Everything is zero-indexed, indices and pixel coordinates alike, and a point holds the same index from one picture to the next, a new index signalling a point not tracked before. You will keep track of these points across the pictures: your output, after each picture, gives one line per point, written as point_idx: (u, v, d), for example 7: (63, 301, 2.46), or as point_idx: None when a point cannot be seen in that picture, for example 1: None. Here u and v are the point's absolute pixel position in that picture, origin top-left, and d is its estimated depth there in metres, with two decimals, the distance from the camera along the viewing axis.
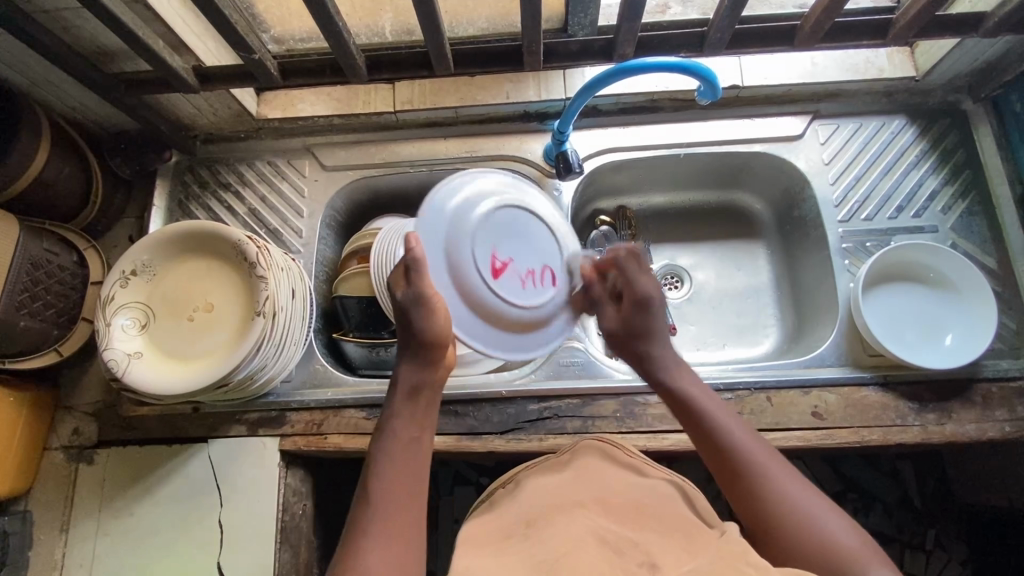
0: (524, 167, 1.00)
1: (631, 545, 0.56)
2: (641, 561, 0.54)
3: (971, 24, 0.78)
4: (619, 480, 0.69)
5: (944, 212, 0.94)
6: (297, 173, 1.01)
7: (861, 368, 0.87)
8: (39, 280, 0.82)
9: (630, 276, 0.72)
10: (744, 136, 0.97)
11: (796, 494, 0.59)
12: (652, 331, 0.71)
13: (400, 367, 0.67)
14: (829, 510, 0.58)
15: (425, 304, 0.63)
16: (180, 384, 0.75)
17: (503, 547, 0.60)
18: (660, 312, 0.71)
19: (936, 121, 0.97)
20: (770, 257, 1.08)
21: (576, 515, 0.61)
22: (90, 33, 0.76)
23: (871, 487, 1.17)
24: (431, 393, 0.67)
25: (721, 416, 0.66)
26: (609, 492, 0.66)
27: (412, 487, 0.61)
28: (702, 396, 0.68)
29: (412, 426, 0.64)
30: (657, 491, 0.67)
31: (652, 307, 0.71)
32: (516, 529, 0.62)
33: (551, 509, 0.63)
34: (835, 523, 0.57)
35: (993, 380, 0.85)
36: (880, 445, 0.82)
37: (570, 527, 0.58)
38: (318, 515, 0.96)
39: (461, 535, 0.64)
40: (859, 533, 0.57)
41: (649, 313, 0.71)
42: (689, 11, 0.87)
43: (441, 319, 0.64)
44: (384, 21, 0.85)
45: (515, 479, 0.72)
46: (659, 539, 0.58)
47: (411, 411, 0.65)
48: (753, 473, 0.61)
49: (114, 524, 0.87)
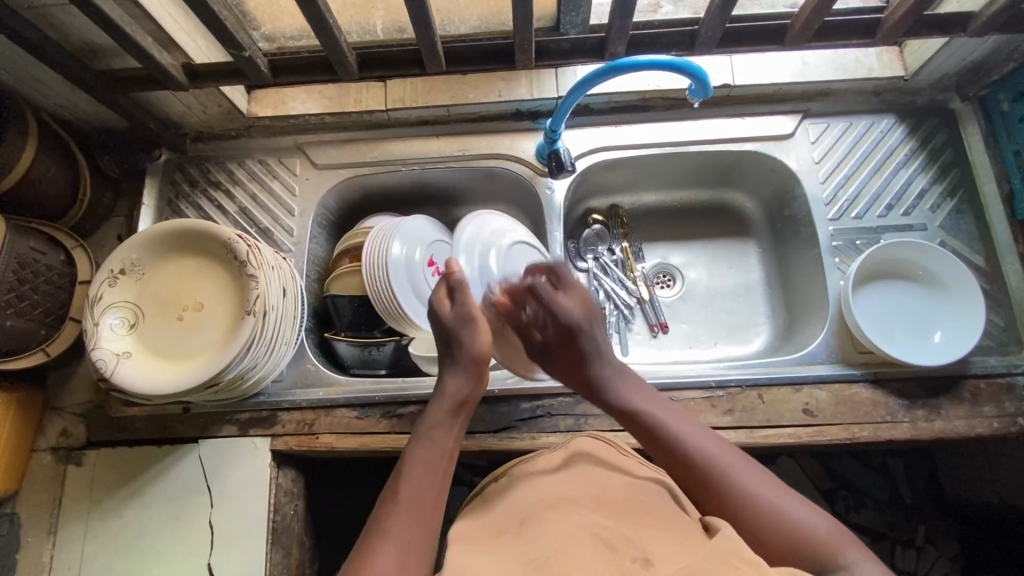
0: (516, 166, 1.00)
1: (626, 542, 0.56)
2: (635, 556, 0.54)
3: (959, 23, 0.79)
4: (611, 479, 0.69)
5: (933, 210, 0.94)
6: (288, 172, 1.01)
7: (851, 365, 0.87)
8: (25, 279, 0.81)
9: (547, 300, 0.80)
10: (735, 134, 0.98)
11: (760, 489, 0.62)
12: (591, 353, 0.77)
13: (448, 379, 0.72)
14: (792, 496, 0.62)
15: (472, 324, 0.73)
16: (169, 384, 0.75)
17: (492, 547, 0.60)
18: (588, 333, 0.78)
19: (925, 120, 0.97)
20: (761, 255, 1.08)
21: (571, 513, 0.60)
22: (77, 29, 0.75)
23: (861, 484, 1.18)
24: (464, 406, 0.72)
25: (669, 422, 0.70)
26: (602, 490, 0.66)
27: (435, 498, 0.63)
28: (645, 404, 0.73)
29: (444, 438, 0.68)
30: (650, 489, 0.67)
31: (580, 333, 0.77)
32: (509, 525, 0.63)
33: (542, 507, 0.63)
34: (799, 510, 0.61)
35: (981, 377, 0.85)
36: (871, 441, 0.83)
37: (561, 525, 0.58)
38: (310, 515, 0.95)
39: (454, 532, 0.65)
40: (824, 516, 0.61)
41: (580, 338, 0.77)
42: (681, 9, 0.87)
43: (485, 337, 0.74)
44: (375, 19, 0.85)
45: (511, 472, 0.72)
46: (653, 534, 0.58)
47: (449, 424, 0.70)
48: (716, 474, 0.64)
49: (103, 526, 0.86)
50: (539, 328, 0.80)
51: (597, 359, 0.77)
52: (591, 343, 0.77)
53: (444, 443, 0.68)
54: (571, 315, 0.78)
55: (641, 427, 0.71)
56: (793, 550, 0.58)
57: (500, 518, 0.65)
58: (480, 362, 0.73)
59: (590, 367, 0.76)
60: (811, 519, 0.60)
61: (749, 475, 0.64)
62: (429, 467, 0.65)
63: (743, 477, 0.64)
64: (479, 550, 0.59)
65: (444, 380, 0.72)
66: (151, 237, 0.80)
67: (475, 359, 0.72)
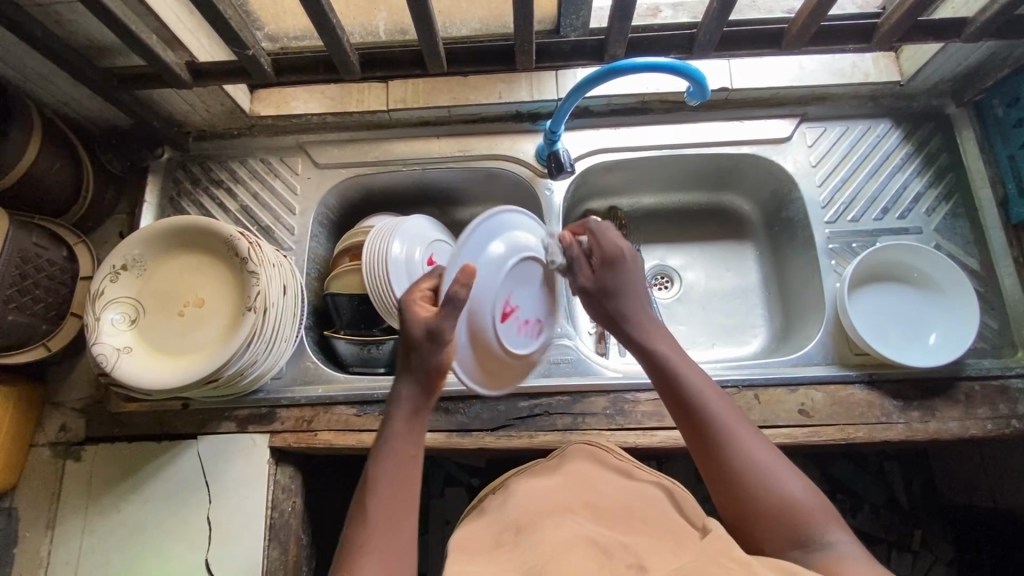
0: (516, 166, 1.01)
1: (621, 548, 0.57)
2: (630, 563, 0.55)
3: (954, 29, 0.80)
4: (607, 485, 0.69)
5: (928, 213, 0.95)
6: (289, 171, 1.02)
7: (846, 366, 0.88)
8: (28, 274, 0.81)
9: (600, 237, 0.75)
10: (733, 137, 0.99)
11: (757, 455, 0.61)
12: (622, 288, 0.73)
13: (395, 392, 0.65)
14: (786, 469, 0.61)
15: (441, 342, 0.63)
16: (168, 380, 0.75)
17: (492, 555, 0.61)
18: (628, 269, 0.74)
19: (922, 125, 0.98)
20: (759, 258, 1.09)
21: (567, 521, 0.61)
22: (82, 27, 0.76)
23: (858, 487, 1.18)
24: (419, 413, 0.64)
25: (683, 369, 0.67)
26: (597, 496, 0.67)
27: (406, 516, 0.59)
28: (662, 345, 0.69)
29: (408, 449, 0.62)
30: (646, 494, 0.68)
31: (620, 265, 0.73)
32: (506, 535, 0.63)
33: (539, 513, 0.64)
34: (789, 482, 0.59)
35: (976, 379, 0.86)
36: (866, 442, 0.83)
37: (558, 531, 0.60)
38: (308, 513, 0.95)
39: (455, 540, 0.65)
40: (812, 488, 0.60)
41: (617, 271, 0.73)
42: (679, 14, 0.89)
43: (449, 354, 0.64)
44: (378, 20, 0.86)
45: (506, 483, 0.73)
46: (647, 541, 0.59)
47: (411, 433, 0.63)
48: (720, 433, 0.63)
49: (101, 521, 0.86)
50: (587, 263, 0.76)
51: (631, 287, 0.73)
52: (623, 276, 0.73)
53: (409, 452, 0.62)
54: (617, 248, 0.74)
55: (653, 370, 0.68)
56: (774, 520, 0.58)
57: (501, 523, 0.66)
58: (432, 378, 0.64)
59: (625, 301, 0.73)
60: (801, 493, 0.59)
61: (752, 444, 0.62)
62: (396, 486, 0.60)
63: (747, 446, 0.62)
64: (477, 560, 0.60)
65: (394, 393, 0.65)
66: (150, 235, 0.81)
67: (427, 374, 0.64)
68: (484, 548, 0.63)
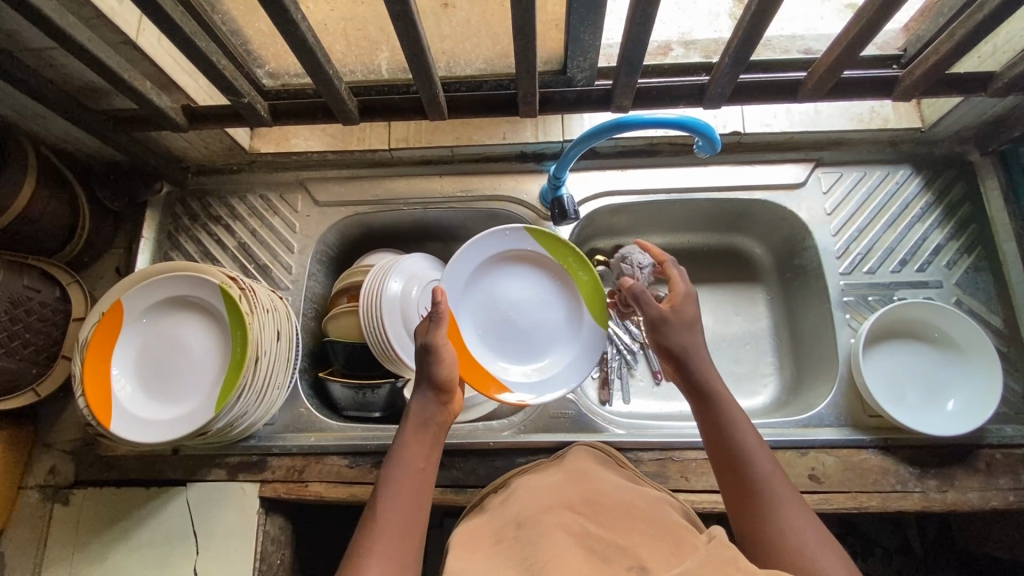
0: (518, 208, 0.98)
1: (619, 552, 0.53)
2: (630, 565, 0.51)
3: (980, 83, 0.76)
4: (610, 484, 0.67)
5: (949, 266, 0.91)
6: (289, 208, 1.00)
7: (861, 430, 0.84)
8: (19, 318, 0.80)
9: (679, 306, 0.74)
10: (743, 182, 0.95)
11: (800, 533, 0.56)
12: (689, 327, 0.72)
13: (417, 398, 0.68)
14: (817, 535, 0.56)
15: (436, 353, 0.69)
16: (159, 433, 0.73)
17: (490, 552, 0.57)
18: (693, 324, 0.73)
19: (942, 172, 0.95)
20: (769, 304, 1.05)
21: (566, 517, 0.58)
22: (76, 70, 0.74)
23: (870, 532, 1.13)
24: (421, 446, 0.65)
25: (737, 424, 0.65)
26: (600, 494, 0.63)
27: None
28: (724, 402, 0.67)
29: (415, 497, 0.60)
30: (648, 495, 0.65)
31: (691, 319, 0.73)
32: (506, 530, 0.60)
33: (543, 509, 0.60)
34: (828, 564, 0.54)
35: (997, 447, 0.82)
36: (879, 511, 0.79)
37: (559, 530, 0.55)
38: (295, 562, 0.93)
39: (453, 539, 0.61)
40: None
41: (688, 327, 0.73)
42: (690, 54, 0.83)
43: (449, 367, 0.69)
44: (380, 59, 0.81)
45: (508, 483, 0.73)
46: (646, 542, 0.55)
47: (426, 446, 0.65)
48: (768, 502, 0.59)
49: (85, 569, 0.84)
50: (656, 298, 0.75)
51: (696, 340, 0.72)
52: (688, 318, 0.73)
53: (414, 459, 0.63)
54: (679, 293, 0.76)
55: (710, 421, 0.66)
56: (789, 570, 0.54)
57: (500, 522, 0.62)
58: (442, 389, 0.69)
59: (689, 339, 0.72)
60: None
61: (786, 502, 0.59)
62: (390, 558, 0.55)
63: (783, 503, 0.59)
64: (479, 556, 0.56)
65: (395, 443, 0.65)
66: (138, 278, 0.79)
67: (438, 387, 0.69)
68: (481, 547, 0.58)
